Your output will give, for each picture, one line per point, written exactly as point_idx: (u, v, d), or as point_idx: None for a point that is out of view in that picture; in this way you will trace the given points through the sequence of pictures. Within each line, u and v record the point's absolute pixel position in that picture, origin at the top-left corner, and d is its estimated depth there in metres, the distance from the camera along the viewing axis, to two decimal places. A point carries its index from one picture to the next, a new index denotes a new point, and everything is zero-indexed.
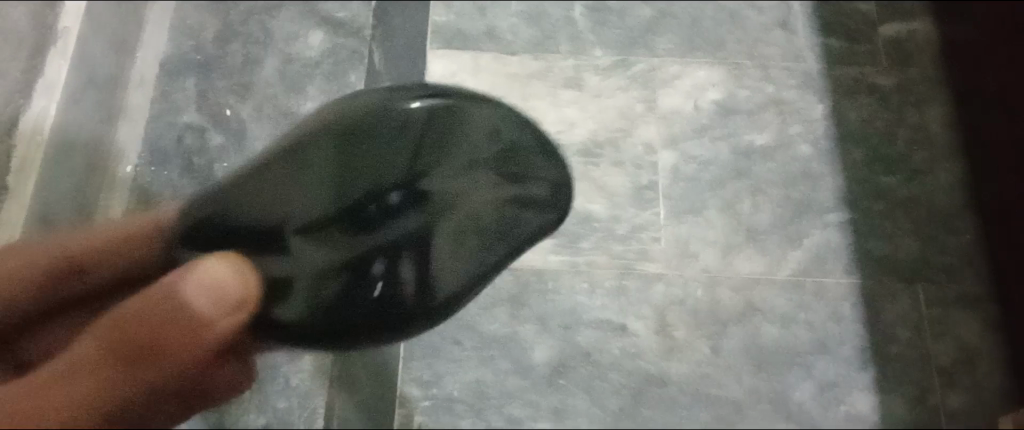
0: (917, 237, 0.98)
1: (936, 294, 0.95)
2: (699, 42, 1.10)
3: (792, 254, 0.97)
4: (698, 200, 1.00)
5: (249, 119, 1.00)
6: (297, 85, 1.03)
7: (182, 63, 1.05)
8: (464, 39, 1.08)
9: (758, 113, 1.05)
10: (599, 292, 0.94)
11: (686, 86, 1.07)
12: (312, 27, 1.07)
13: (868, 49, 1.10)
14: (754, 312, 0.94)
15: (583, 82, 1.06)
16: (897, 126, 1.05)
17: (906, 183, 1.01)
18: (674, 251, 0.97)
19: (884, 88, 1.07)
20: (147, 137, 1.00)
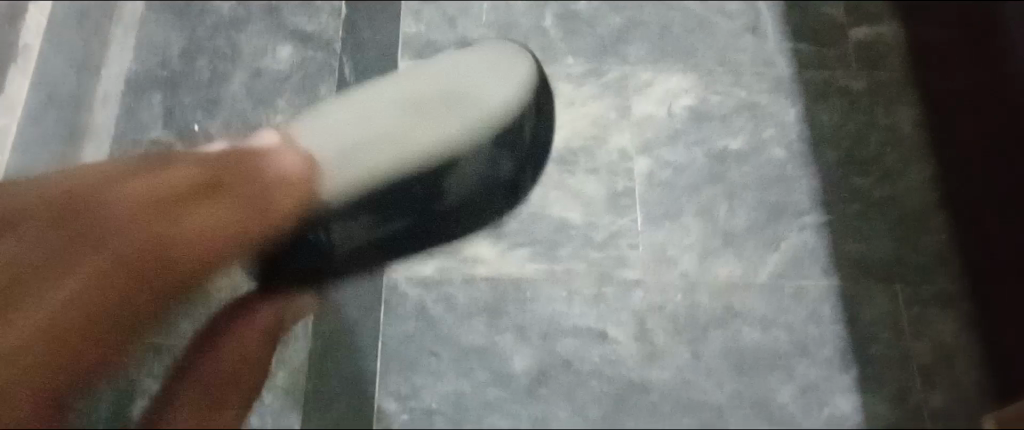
0: (892, 237, 0.98)
1: (912, 293, 0.95)
2: (670, 49, 1.10)
3: (769, 256, 0.97)
4: (674, 205, 0.99)
5: (217, 133, 0.99)
6: (266, 100, 1.02)
7: (147, 80, 1.03)
8: (435, 50, 1.08)
9: (731, 118, 1.05)
10: (577, 300, 0.93)
11: (658, 93, 1.07)
12: (280, 41, 1.06)
13: (837, 53, 1.10)
14: (733, 315, 0.93)
15: (556, 91, 1.06)
16: (869, 128, 1.05)
17: (878, 184, 1.01)
18: (651, 257, 0.96)
19: (854, 91, 1.08)
20: (112, 155, 0.98)
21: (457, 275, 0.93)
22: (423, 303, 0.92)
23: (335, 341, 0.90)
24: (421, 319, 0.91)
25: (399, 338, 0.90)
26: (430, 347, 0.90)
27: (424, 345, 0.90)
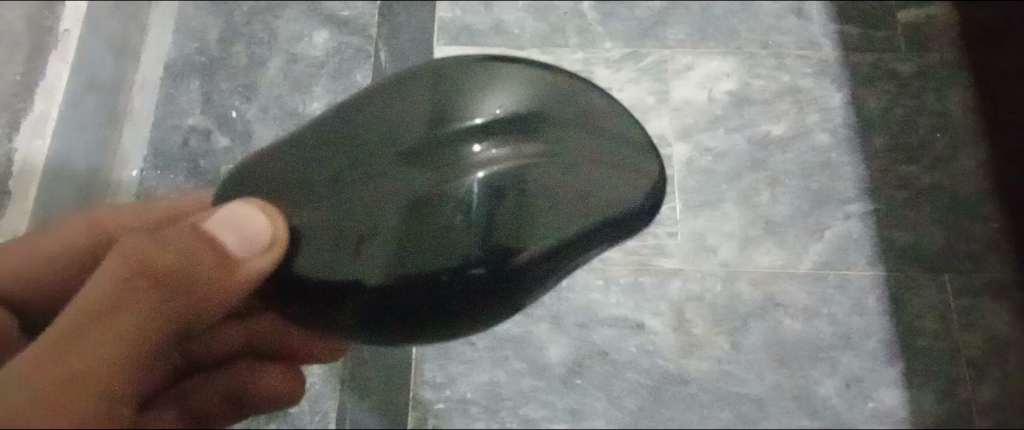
0: (942, 225, 0.95)
1: (962, 283, 0.92)
2: (712, 32, 1.08)
3: (813, 246, 0.94)
4: (714, 193, 0.97)
5: (254, 120, 0.96)
6: (303, 87, 0.98)
7: (184, 65, 1.02)
8: (471, 35, 1.09)
9: (773, 103, 1.03)
10: (613, 289, 0.92)
11: (698, 77, 1.04)
12: (316, 27, 1.03)
13: (885, 35, 1.07)
14: (774, 306, 0.91)
15: (593, 76, 1.04)
16: (918, 112, 1.02)
17: (928, 171, 0.98)
18: (690, 245, 0.94)
19: (902, 74, 1.04)
20: (150, 140, 0.96)
21: None
22: None
23: None
24: None
25: None
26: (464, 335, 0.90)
27: None
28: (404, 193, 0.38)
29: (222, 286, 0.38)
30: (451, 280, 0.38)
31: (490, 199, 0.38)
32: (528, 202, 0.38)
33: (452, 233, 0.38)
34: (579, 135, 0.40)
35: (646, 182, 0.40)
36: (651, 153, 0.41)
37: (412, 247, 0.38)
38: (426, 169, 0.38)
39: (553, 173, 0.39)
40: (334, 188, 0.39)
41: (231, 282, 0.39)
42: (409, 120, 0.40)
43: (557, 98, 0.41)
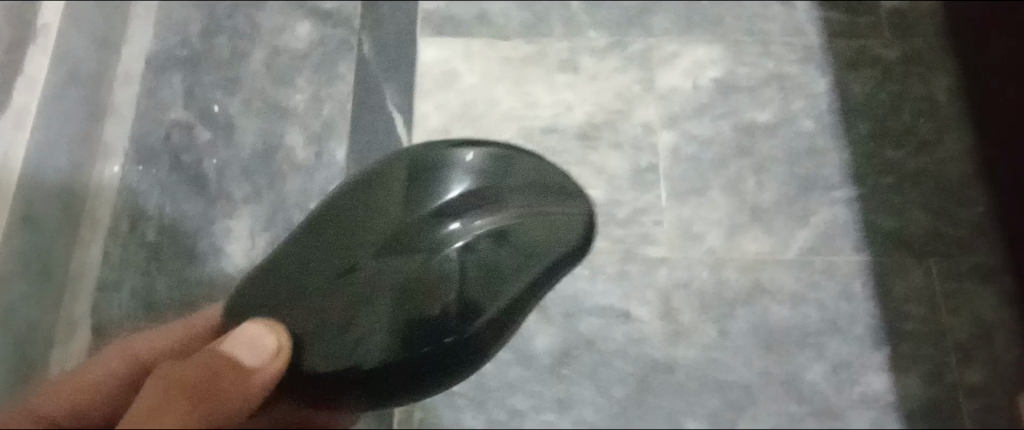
0: (929, 210, 0.95)
1: (949, 268, 0.92)
2: (697, 19, 1.07)
3: (799, 232, 0.94)
4: (700, 181, 0.97)
5: (237, 114, 0.98)
6: (285, 78, 1.01)
7: (168, 59, 1.02)
8: (456, 25, 1.06)
9: (759, 90, 1.02)
10: (600, 277, 0.92)
11: (684, 65, 1.04)
12: (299, 18, 1.05)
13: (871, 21, 1.07)
14: (760, 292, 0.91)
15: (578, 65, 1.04)
16: (904, 98, 1.02)
17: (914, 156, 0.98)
18: (677, 233, 0.94)
19: (889, 60, 1.04)
20: (133, 135, 0.97)
21: None
22: None
23: None
24: None
25: None
26: None
27: None
28: (395, 279, 0.49)
29: (243, 389, 0.43)
30: (438, 337, 0.49)
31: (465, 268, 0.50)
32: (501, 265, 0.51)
33: (436, 301, 0.49)
34: (532, 211, 0.54)
35: (576, 221, 0.56)
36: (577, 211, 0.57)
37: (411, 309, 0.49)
38: (410, 257, 0.50)
39: (518, 241, 0.52)
40: (339, 283, 0.50)
41: (250, 386, 0.44)
42: (393, 219, 0.51)
43: (515, 179, 0.55)
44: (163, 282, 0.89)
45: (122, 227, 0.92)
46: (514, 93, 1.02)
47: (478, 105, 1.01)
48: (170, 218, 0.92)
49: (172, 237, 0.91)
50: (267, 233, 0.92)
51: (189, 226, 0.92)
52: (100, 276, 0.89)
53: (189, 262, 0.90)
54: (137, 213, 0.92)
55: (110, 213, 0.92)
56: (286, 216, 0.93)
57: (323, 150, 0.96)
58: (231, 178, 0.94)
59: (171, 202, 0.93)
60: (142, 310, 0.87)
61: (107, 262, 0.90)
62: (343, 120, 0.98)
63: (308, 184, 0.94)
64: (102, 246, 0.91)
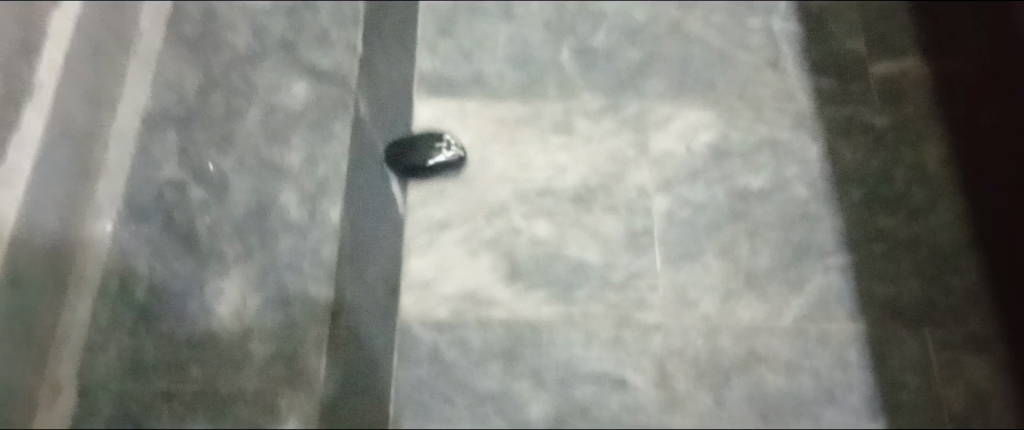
0: (921, 278, 0.95)
1: (942, 337, 0.92)
2: (691, 84, 1.08)
3: (794, 299, 0.94)
4: (694, 245, 0.97)
5: (231, 171, 0.99)
6: (279, 136, 1.01)
7: (162, 117, 1.03)
8: (450, 86, 1.07)
9: (752, 156, 1.03)
10: (595, 343, 0.91)
11: (678, 129, 1.05)
12: (295, 77, 1.06)
13: (860, 88, 1.08)
14: (755, 360, 0.90)
15: (573, 127, 1.04)
16: (894, 165, 1.03)
17: (906, 224, 0.99)
18: (672, 299, 0.94)
19: (878, 127, 1.05)
20: (126, 193, 0.98)
21: (471, 318, 0.92)
22: (436, 347, 0.90)
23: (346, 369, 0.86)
24: (434, 363, 0.89)
25: (412, 383, 0.88)
26: (443, 393, 0.88)
27: (438, 390, 0.88)
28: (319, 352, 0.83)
29: None
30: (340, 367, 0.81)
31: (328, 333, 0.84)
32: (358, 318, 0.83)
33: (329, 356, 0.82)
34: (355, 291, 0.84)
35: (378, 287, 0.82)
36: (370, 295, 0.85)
37: (348, 383, 0.81)
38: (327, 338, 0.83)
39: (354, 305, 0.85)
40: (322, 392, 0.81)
41: None
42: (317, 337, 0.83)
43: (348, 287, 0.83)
44: (151, 343, 0.88)
45: (110, 286, 0.92)
46: (507, 153, 1.02)
47: (472, 166, 1.01)
48: (160, 277, 0.92)
49: (160, 297, 0.91)
50: (258, 295, 0.91)
51: (180, 287, 0.92)
52: (88, 337, 0.89)
53: (179, 323, 0.90)
54: (127, 272, 0.93)
55: (98, 274, 0.92)
56: (277, 279, 0.92)
57: (317, 209, 0.96)
58: (222, 238, 0.94)
59: (161, 261, 0.93)
60: (128, 373, 0.87)
61: (95, 321, 0.90)
62: (337, 180, 0.98)
63: (300, 243, 0.94)
64: (90, 307, 0.90)
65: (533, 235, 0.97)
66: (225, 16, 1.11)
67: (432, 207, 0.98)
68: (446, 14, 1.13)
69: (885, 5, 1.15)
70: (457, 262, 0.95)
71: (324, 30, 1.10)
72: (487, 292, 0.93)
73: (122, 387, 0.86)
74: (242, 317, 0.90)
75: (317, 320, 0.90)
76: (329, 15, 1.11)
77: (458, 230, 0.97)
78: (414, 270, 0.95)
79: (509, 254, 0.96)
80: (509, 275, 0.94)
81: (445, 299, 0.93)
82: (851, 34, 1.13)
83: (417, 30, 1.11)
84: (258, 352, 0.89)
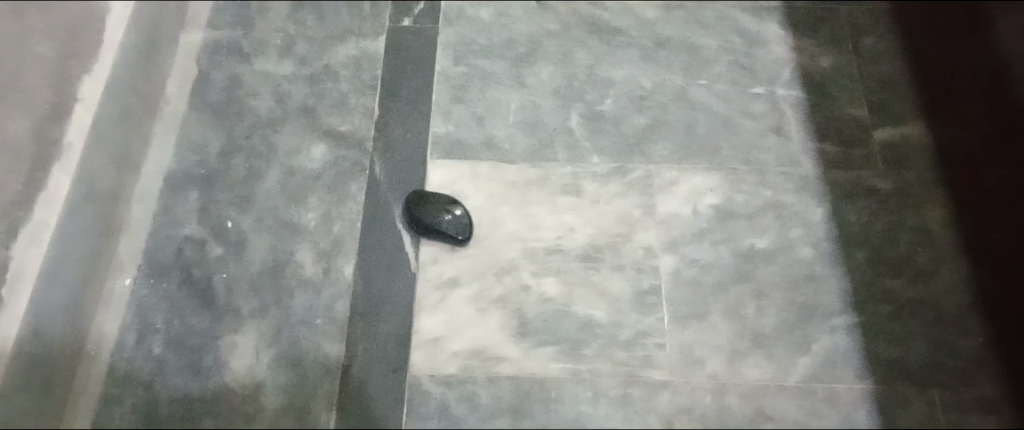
0: (928, 340, 0.96)
1: (951, 399, 0.92)
2: (695, 148, 1.11)
3: (800, 358, 0.95)
4: (701, 304, 0.98)
5: (249, 230, 1.02)
6: (297, 197, 1.05)
7: (185, 177, 1.06)
8: (462, 149, 1.10)
9: (757, 218, 1.05)
10: (603, 401, 0.92)
11: (683, 192, 1.07)
12: (314, 140, 1.10)
13: (863, 153, 1.11)
14: (763, 419, 0.91)
15: (581, 189, 1.07)
16: (898, 228, 1.04)
17: (911, 285, 1.00)
18: (679, 357, 0.95)
19: (881, 191, 1.08)
20: (146, 250, 1.00)
21: (481, 374, 0.93)
22: (445, 403, 0.91)
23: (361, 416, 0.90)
24: (443, 418, 0.90)
25: None
26: None
27: None
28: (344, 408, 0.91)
29: None
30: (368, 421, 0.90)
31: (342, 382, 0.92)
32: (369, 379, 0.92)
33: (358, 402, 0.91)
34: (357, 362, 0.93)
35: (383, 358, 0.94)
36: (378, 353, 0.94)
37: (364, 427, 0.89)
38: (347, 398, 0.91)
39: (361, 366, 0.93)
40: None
41: None
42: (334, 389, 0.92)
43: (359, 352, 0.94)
44: (165, 397, 0.90)
45: (128, 341, 0.94)
46: (517, 214, 1.05)
47: (483, 225, 1.04)
48: (176, 333, 0.94)
49: (176, 351, 0.93)
50: (271, 350, 0.93)
51: (196, 341, 0.94)
52: (104, 391, 0.90)
53: (193, 377, 0.91)
54: (145, 328, 0.95)
55: (117, 326, 0.95)
56: (291, 334, 0.94)
57: (331, 267, 0.99)
58: (238, 294, 0.97)
59: (178, 316, 0.96)
60: (142, 426, 0.88)
61: (111, 376, 0.91)
62: (352, 239, 1.02)
63: (314, 300, 0.97)
64: (108, 360, 0.93)
65: (541, 293, 0.99)
66: (248, 83, 1.16)
67: (443, 266, 1.00)
68: (459, 82, 1.17)
69: (885, 74, 1.19)
70: (467, 318, 0.97)
71: (343, 97, 1.14)
72: (496, 349, 0.95)
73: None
74: (256, 371, 0.92)
75: (328, 376, 0.92)
76: (348, 82, 1.16)
77: (468, 288, 0.99)
78: (425, 327, 0.96)
79: (518, 311, 0.97)
80: (518, 333, 0.96)
81: (454, 355, 0.94)
82: (853, 101, 1.16)
83: (432, 96, 1.15)
84: (270, 406, 0.90)
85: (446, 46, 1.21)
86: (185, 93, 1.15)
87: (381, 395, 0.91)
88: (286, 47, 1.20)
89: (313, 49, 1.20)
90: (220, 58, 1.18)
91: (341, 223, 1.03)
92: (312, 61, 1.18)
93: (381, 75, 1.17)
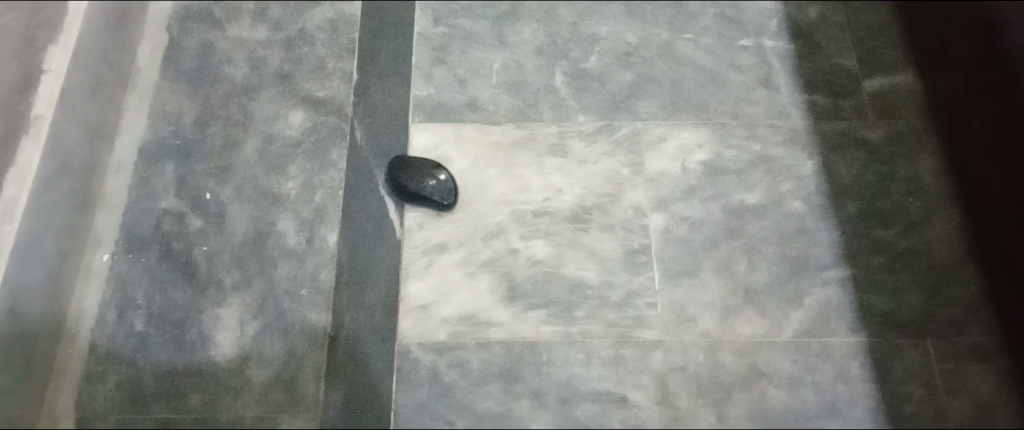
0: (922, 290, 0.95)
1: (945, 348, 0.91)
2: (682, 104, 1.09)
3: (794, 313, 0.94)
4: (691, 262, 0.97)
5: (229, 201, 0.99)
6: (277, 166, 1.02)
7: (161, 149, 1.04)
8: (445, 112, 1.07)
9: (747, 172, 1.04)
10: (595, 362, 0.91)
11: (671, 149, 1.05)
12: (292, 107, 1.07)
13: (853, 103, 1.09)
14: (758, 375, 0.90)
15: (568, 149, 1.05)
16: (889, 178, 1.03)
17: (903, 236, 0.99)
18: (671, 316, 0.93)
19: (872, 141, 1.06)
20: (124, 224, 0.98)
21: (471, 340, 0.91)
22: (435, 370, 0.90)
23: (353, 384, 0.89)
24: (434, 386, 0.89)
25: (412, 407, 0.88)
26: (443, 416, 0.87)
27: (438, 413, 0.87)
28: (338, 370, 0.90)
29: None
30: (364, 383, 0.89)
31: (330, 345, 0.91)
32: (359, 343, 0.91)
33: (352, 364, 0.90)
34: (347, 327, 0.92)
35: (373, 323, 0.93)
36: (365, 318, 0.93)
37: (351, 400, 0.88)
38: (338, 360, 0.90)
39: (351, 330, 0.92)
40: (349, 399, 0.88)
41: None
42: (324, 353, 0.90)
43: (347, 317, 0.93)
44: (150, 373, 0.88)
45: (109, 317, 0.92)
46: (503, 176, 1.03)
47: (469, 189, 1.01)
48: (158, 308, 0.92)
49: (160, 326, 0.91)
50: (257, 322, 0.91)
51: (179, 316, 0.92)
52: (86, 369, 0.89)
53: (177, 353, 0.89)
54: (126, 304, 0.93)
55: (97, 302, 0.93)
56: (275, 305, 0.93)
57: (314, 236, 0.97)
58: (220, 266, 0.95)
59: (159, 290, 0.93)
60: (127, 404, 0.86)
61: (93, 354, 0.90)
62: (335, 208, 0.99)
63: (298, 271, 0.95)
64: (89, 337, 0.91)
65: (530, 256, 0.97)
66: (222, 50, 1.12)
67: (430, 231, 0.98)
68: (439, 43, 1.14)
69: (874, 23, 1.17)
70: (455, 284, 0.95)
71: (321, 61, 1.11)
72: (485, 313, 0.93)
73: (122, 419, 0.85)
74: (241, 344, 0.90)
75: (315, 346, 0.91)
76: (325, 46, 1.13)
77: (456, 253, 0.97)
78: (413, 294, 0.94)
79: (507, 275, 0.96)
80: (507, 297, 0.94)
81: (443, 322, 0.93)
82: (842, 51, 1.14)
83: (412, 59, 1.12)
84: (257, 379, 0.88)
85: (425, 7, 1.18)
86: (157, 61, 1.11)
87: (371, 363, 0.90)
88: (260, 11, 1.16)
89: (288, 13, 1.16)
90: (192, 25, 1.15)
91: (322, 192, 1.00)
92: (287, 26, 1.15)
93: (359, 37, 1.14)
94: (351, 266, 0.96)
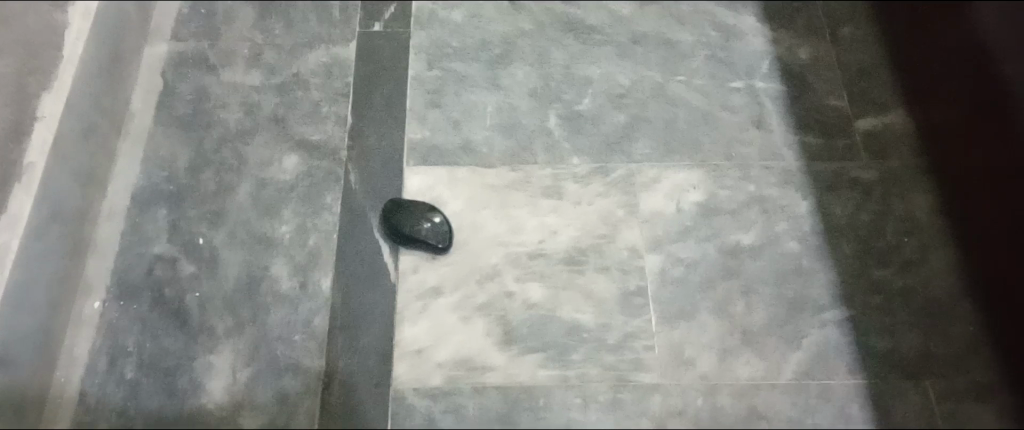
0: (920, 330, 0.94)
1: (945, 389, 0.90)
2: (676, 144, 1.10)
3: (792, 354, 0.93)
4: (688, 304, 0.96)
5: (221, 245, 0.99)
6: (270, 210, 1.02)
7: (153, 194, 1.03)
8: (439, 155, 1.07)
9: (742, 212, 1.04)
10: (593, 406, 0.89)
11: (666, 189, 1.05)
12: (286, 151, 1.07)
13: (845, 143, 1.10)
14: (758, 418, 0.89)
15: (562, 190, 1.05)
16: (884, 218, 1.03)
17: (899, 275, 0.98)
18: (669, 359, 0.93)
19: (866, 181, 1.06)
20: (116, 270, 0.97)
21: (467, 384, 0.90)
22: (431, 416, 0.88)
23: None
24: None
25: None
26: None
27: None
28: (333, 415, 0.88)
29: None
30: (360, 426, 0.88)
31: (324, 391, 0.89)
32: (353, 386, 0.90)
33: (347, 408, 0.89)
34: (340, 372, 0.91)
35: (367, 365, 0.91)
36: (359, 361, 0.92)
37: None
38: (333, 405, 0.89)
39: (344, 374, 0.91)
40: None
41: None
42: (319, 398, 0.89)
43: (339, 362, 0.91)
44: (140, 422, 0.87)
45: (99, 365, 0.90)
46: (498, 218, 1.02)
47: (463, 231, 1.01)
48: (149, 356, 0.91)
49: (151, 374, 0.90)
50: (249, 368, 0.90)
51: (171, 363, 0.90)
52: (75, 418, 0.87)
53: (169, 401, 0.88)
54: (117, 351, 0.91)
55: (87, 350, 0.91)
56: (269, 352, 0.91)
57: (308, 280, 0.96)
58: (213, 312, 0.94)
59: (151, 337, 0.92)
60: None
61: (83, 402, 0.88)
62: (329, 251, 0.99)
63: (292, 316, 0.94)
64: (79, 385, 0.89)
65: (526, 299, 0.96)
66: (216, 95, 1.12)
67: (424, 274, 0.98)
68: (433, 86, 1.15)
69: (865, 63, 1.18)
70: (451, 327, 0.94)
71: (315, 105, 1.12)
72: (481, 357, 0.92)
73: None
74: (234, 391, 0.89)
75: (309, 393, 0.89)
76: (319, 90, 1.13)
77: (451, 297, 0.96)
78: (408, 338, 0.93)
79: (503, 319, 0.95)
80: (503, 340, 0.93)
81: (438, 366, 0.91)
82: (834, 91, 1.15)
83: (405, 102, 1.13)
84: (250, 427, 0.87)
85: (418, 51, 1.19)
86: (150, 107, 1.11)
87: (366, 409, 0.89)
88: (254, 56, 1.17)
89: (282, 58, 1.17)
90: (186, 71, 1.15)
91: (316, 236, 1.00)
92: (281, 70, 1.15)
93: (353, 82, 1.15)
94: (346, 310, 0.95)
